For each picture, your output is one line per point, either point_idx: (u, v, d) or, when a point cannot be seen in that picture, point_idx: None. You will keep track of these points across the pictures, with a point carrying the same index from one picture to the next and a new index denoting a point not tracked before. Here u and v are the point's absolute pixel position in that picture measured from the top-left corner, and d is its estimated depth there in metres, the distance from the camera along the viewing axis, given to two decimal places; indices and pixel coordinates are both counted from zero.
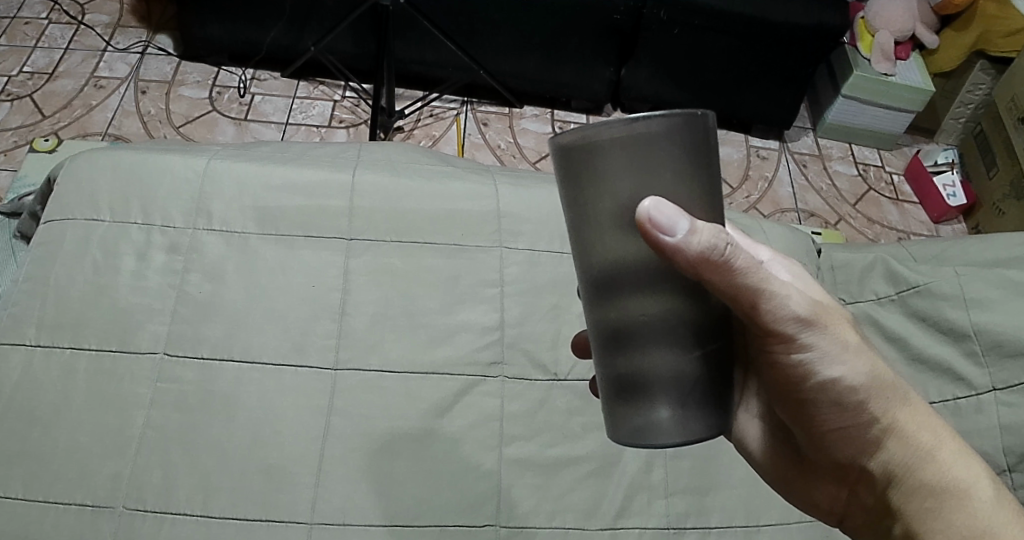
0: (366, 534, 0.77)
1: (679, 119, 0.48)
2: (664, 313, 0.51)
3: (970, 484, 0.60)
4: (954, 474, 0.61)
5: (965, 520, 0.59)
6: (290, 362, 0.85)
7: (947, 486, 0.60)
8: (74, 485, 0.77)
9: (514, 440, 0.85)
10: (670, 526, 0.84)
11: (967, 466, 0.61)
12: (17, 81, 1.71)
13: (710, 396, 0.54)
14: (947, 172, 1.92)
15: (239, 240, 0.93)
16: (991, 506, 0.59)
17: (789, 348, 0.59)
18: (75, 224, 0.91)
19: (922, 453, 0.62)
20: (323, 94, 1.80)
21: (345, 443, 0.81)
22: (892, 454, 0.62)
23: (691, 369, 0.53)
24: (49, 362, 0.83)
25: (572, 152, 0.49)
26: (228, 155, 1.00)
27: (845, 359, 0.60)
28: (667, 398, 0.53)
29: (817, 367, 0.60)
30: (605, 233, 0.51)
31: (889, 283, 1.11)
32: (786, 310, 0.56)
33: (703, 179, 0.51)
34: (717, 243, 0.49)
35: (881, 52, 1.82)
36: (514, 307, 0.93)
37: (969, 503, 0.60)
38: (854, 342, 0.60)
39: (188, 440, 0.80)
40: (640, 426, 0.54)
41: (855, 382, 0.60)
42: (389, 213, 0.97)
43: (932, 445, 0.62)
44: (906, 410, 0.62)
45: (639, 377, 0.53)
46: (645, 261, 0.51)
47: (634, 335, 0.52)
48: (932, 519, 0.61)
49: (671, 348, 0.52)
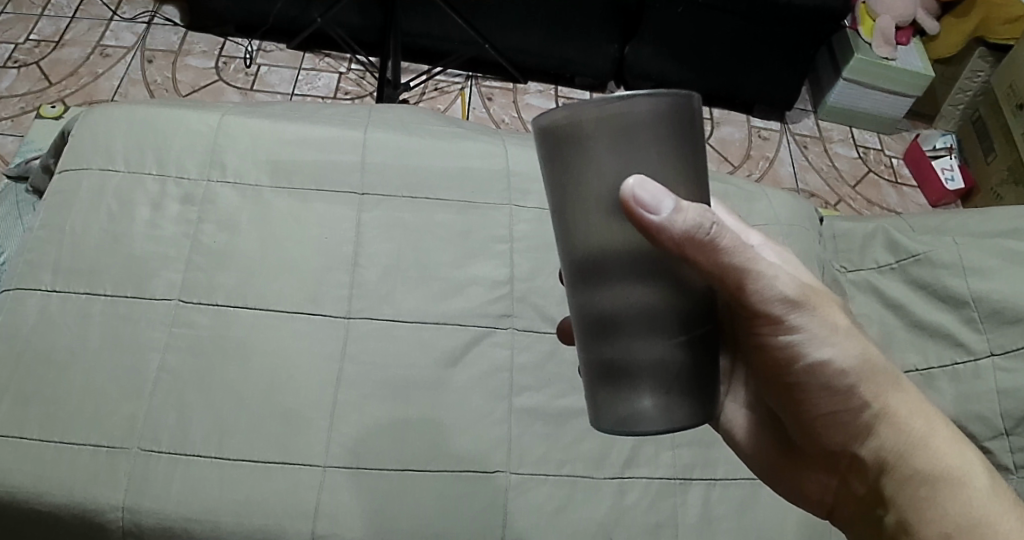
0: (381, 477, 0.78)
1: (664, 98, 0.47)
2: (648, 299, 0.49)
3: (964, 471, 0.56)
4: (948, 462, 0.56)
5: (961, 510, 0.54)
6: (304, 311, 0.86)
7: (939, 474, 0.56)
8: (89, 427, 0.77)
9: (525, 390, 0.86)
10: (677, 477, 0.85)
11: (964, 455, 0.57)
12: (23, 48, 1.71)
13: (696, 385, 0.52)
14: (946, 157, 1.93)
15: (252, 192, 0.94)
16: (990, 497, 0.54)
17: (775, 330, 0.57)
18: (91, 173, 0.92)
19: (917, 441, 0.57)
20: (328, 66, 1.81)
21: (358, 390, 0.83)
22: (883, 441, 0.59)
23: (677, 358, 0.50)
24: (64, 307, 0.83)
25: (556, 132, 0.47)
26: (241, 112, 1.01)
27: (835, 341, 0.57)
28: (651, 387, 0.51)
29: (805, 349, 0.57)
30: (590, 216, 0.49)
31: (890, 252, 1.12)
32: (772, 290, 0.54)
33: (688, 158, 0.49)
34: (702, 220, 0.47)
35: (881, 36, 1.84)
36: (525, 262, 0.95)
37: (964, 491, 0.55)
38: (843, 324, 0.58)
39: (202, 383, 0.80)
40: (624, 416, 0.51)
41: (846, 364, 0.57)
42: (402, 169, 0.99)
43: (924, 432, 0.58)
44: (897, 395, 0.59)
45: (622, 366, 0.51)
46: (630, 243, 0.49)
47: (618, 321, 0.50)
48: (927, 507, 0.56)
49: (655, 336, 0.50)
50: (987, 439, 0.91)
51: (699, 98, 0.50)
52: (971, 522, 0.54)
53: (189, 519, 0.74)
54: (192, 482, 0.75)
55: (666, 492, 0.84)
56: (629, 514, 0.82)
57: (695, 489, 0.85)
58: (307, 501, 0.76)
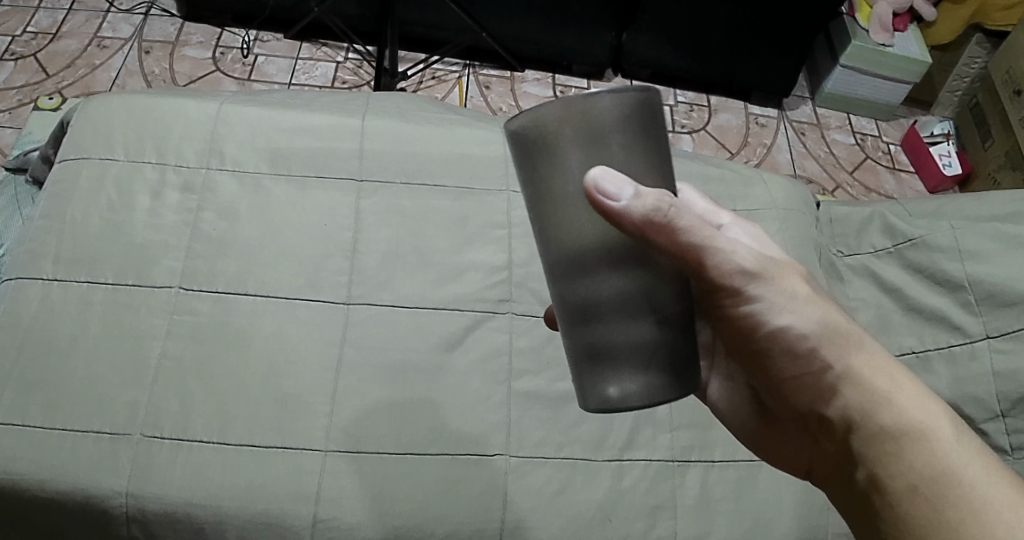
0: (379, 461, 0.79)
1: (626, 94, 0.48)
2: (620, 284, 0.50)
3: (930, 428, 0.53)
4: (911, 420, 0.54)
5: (923, 465, 0.52)
6: (304, 296, 0.87)
7: (903, 432, 0.53)
8: (91, 413, 0.77)
9: (523, 374, 0.87)
10: (675, 459, 0.86)
11: (929, 413, 0.54)
12: (20, 41, 1.71)
13: (678, 366, 0.52)
14: (944, 143, 1.92)
15: (252, 180, 0.94)
16: (955, 448, 0.52)
17: (735, 300, 0.55)
18: (90, 162, 0.93)
19: (881, 399, 0.55)
20: (325, 55, 1.81)
21: (358, 375, 0.83)
22: (848, 402, 0.56)
23: (655, 339, 0.51)
24: (66, 295, 0.84)
25: (524, 135, 0.49)
26: (240, 100, 1.02)
27: (794, 308, 0.55)
28: (631, 369, 0.51)
29: (765, 317, 0.55)
30: (558, 209, 0.49)
31: (886, 236, 1.13)
32: (731, 262, 0.52)
33: (653, 147, 0.49)
34: (664, 206, 0.47)
35: (879, 23, 1.84)
36: (523, 248, 0.96)
37: (930, 450, 0.52)
38: (802, 292, 0.56)
39: (203, 370, 0.81)
40: (606, 402, 0.52)
41: (805, 330, 0.55)
42: (400, 157, 0.99)
43: (890, 391, 0.55)
44: (859, 355, 0.56)
45: (601, 352, 0.51)
46: (598, 231, 0.49)
47: (593, 309, 0.50)
48: (890, 462, 0.53)
49: (629, 319, 0.50)
50: (983, 421, 0.93)
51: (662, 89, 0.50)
52: (936, 476, 0.51)
53: (192, 504, 0.74)
54: (194, 468, 0.76)
55: (664, 474, 0.85)
56: (628, 496, 0.82)
57: (694, 471, 0.86)
58: (308, 485, 0.77)
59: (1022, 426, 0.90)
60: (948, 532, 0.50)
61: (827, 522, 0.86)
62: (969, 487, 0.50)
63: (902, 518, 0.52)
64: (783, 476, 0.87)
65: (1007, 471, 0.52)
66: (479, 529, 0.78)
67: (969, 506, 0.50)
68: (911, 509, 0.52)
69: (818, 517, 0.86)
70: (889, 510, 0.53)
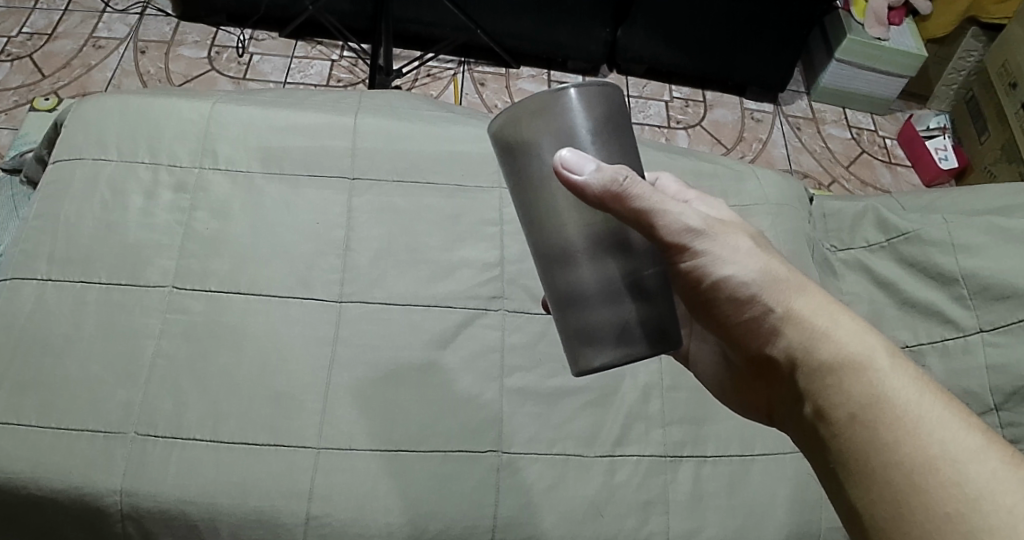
0: (372, 458, 0.79)
1: (589, 89, 0.55)
2: (597, 261, 0.57)
3: (866, 355, 0.54)
4: (848, 349, 0.54)
5: (859, 391, 0.52)
6: (297, 295, 0.87)
7: (839, 361, 0.54)
8: (85, 412, 0.78)
9: (515, 371, 0.88)
10: (668, 454, 0.86)
11: (866, 342, 0.54)
12: (16, 42, 1.71)
13: (655, 337, 0.58)
14: (940, 136, 1.94)
15: (244, 179, 0.95)
16: (891, 373, 0.52)
17: (682, 257, 0.58)
18: (84, 163, 0.93)
19: (821, 335, 0.56)
20: (320, 54, 1.81)
21: (351, 372, 0.84)
22: (790, 340, 0.57)
23: (632, 311, 0.57)
24: (60, 295, 0.84)
25: (503, 133, 0.57)
26: (232, 100, 1.02)
27: (737, 259, 0.58)
28: (612, 337, 0.58)
29: (709, 269, 0.58)
30: (540, 198, 0.57)
31: (879, 230, 1.13)
32: (680, 221, 0.56)
33: (616, 136, 0.57)
34: (622, 177, 0.53)
35: (875, 17, 1.85)
36: (515, 245, 0.96)
37: (866, 375, 0.53)
38: (745, 246, 0.59)
39: (197, 369, 0.81)
40: (593, 366, 0.58)
41: (747, 277, 0.58)
42: (392, 155, 0.99)
43: (827, 324, 0.56)
44: (800, 296, 0.58)
45: (584, 321, 0.58)
46: (575, 215, 0.56)
47: (574, 282, 0.57)
48: (831, 392, 0.54)
49: (606, 294, 0.57)
50: (978, 414, 0.93)
51: (623, 90, 0.58)
52: (872, 400, 0.51)
53: (186, 502, 0.75)
54: (188, 465, 0.76)
55: (656, 470, 0.85)
56: (620, 492, 0.83)
57: (686, 466, 0.86)
58: (301, 482, 0.77)
59: (1015, 419, 0.90)
60: (884, 451, 0.49)
61: (820, 516, 0.86)
62: (904, 407, 0.50)
63: (844, 445, 0.52)
64: (775, 471, 0.87)
65: (947, 396, 0.52)
66: (472, 525, 0.78)
67: (904, 425, 0.50)
68: (851, 435, 0.52)
69: (811, 512, 0.86)
70: (833, 439, 0.53)
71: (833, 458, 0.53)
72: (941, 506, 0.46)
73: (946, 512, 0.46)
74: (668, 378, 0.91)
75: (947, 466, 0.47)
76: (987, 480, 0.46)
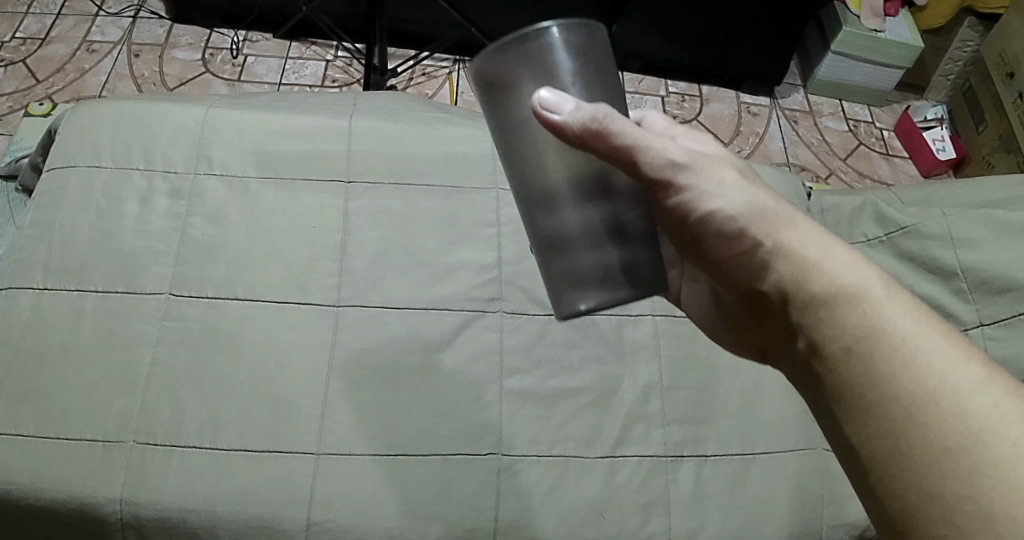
0: (372, 462, 0.79)
1: (567, 31, 0.55)
2: (580, 207, 0.58)
3: (860, 287, 0.52)
4: (841, 281, 0.53)
5: (854, 322, 0.51)
6: (294, 300, 0.87)
7: (833, 293, 0.53)
8: (83, 422, 0.78)
9: (514, 372, 0.87)
10: (668, 454, 0.86)
11: (859, 272, 0.53)
12: (9, 47, 1.70)
13: (640, 283, 0.60)
14: (937, 128, 1.93)
15: (240, 184, 0.94)
16: (887, 303, 0.51)
17: (667, 192, 0.59)
18: (78, 171, 0.93)
19: (811, 266, 0.54)
20: (315, 54, 1.81)
21: (350, 377, 0.83)
22: (781, 274, 0.56)
23: (614, 255, 0.59)
24: (56, 304, 0.84)
25: (484, 76, 0.57)
26: (227, 104, 1.02)
27: (722, 193, 0.58)
28: (595, 283, 0.59)
29: (695, 203, 0.59)
30: (524, 147, 0.58)
31: (878, 224, 1.11)
32: (661, 158, 0.56)
33: (597, 78, 0.58)
34: (599, 117, 0.54)
35: (870, 9, 1.84)
36: (512, 245, 0.96)
37: (860, 306, 0.51)
38: (731, 179, 0.59)
39: (195, 376, 0.81)
40: (576, 312, 0.61)
41: (733, 211, 0.58)
42: (387, 157, 0.99)
43: (818, 256, 0.55)
44: (790, 229, 0.57)
45: (568, 268, 0.60)
46: (558, 162, 0.58)
47: (556, 228, 0.59)
48: (824, 326, 0.53)
49: (589, 239, 0.58)
50: None
51: (606, 30, 0.58)
52: (866, 332, 0.50)
53: (186, 509, 0.75)
54: (188, 473, 0.76)
55: (657, 470, 0.85)
56: (621, 493, 0.83)
57: (687, 465, 0.86)
58: (301, 488, 0.77)
59: None
60: (882, 385, 0.48)
61: (823, 514, 0.86)
62: (900, 341, 0.49)
63: (839, 379, 0.51)
64: (776, 469, 0.87)
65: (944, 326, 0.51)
66: (474, 528, 0.78)
67: (899, 359, 0.49)
68: (844, 368, 0.51)
69: (812, 510, 0.85)
70: (826, 373, 0.52)
71: (826, 392, 0.52)
72: (940, 440, 0.45)
73: (945, 446, 0.45)
74: (667, 377, 0.91)
75: (947, 399, 0.46)
76: (987, 414, 0.45)
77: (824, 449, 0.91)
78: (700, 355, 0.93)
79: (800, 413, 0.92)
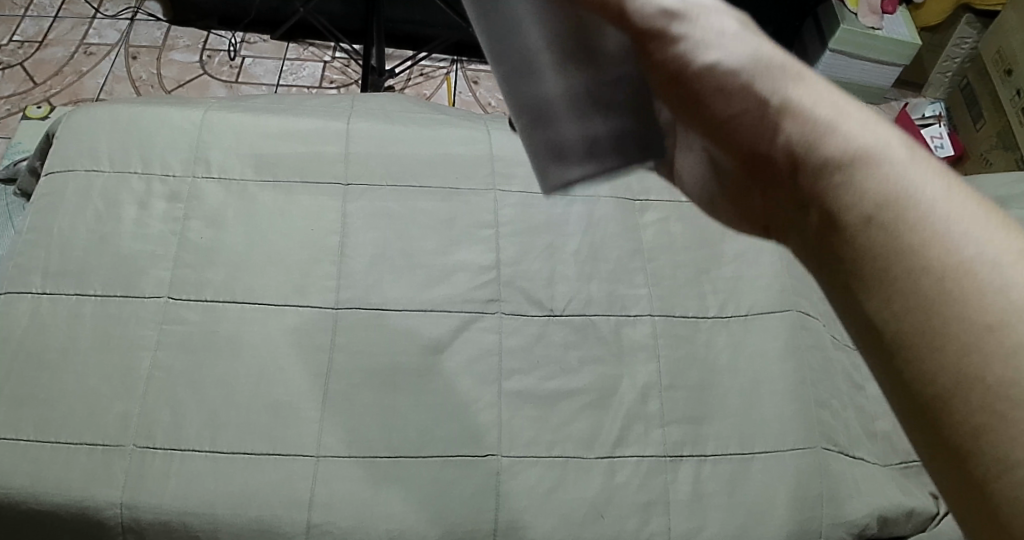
0: (372, 464, 0.79)
1: None
2: (563, 69, 0.55)
3: (882, 143, 0.41)
4: (861, 136, 0.42)
5: (876, 185, 0.40)
6: (293, 303, 0.87)
7: (856, 149, 0.41)
8: (83, 426, 0.78)
9: (513, 373, 0.87)
10: (667, 454, 0.86)
11: (882, 128, 0.42)
12: (7, 50, 1.70)
13: (635, 149, 0.57)
14: (935, 125, 1.93)
15: (238, 187, 0.94)
16: (911, 165, 0.40)
17: (659, 43, 0.48)
18: (76, 175, 0.93)
19: (827, 120, 0.43)
20: (312, 55, 1.81)
21: (349, 379, 0.84)
22: (787, 132, 0.44)
23: (599, 126, 0.56)
24: (55, 309, 0.84)
25: None
26: (224, 107, 1.02)
27: (719, 38, 0.47)
28: (580, 157, 0.57)
29: (690, 53, 0.47)
30: (499, 11, 0.54)
31: None
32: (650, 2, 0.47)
33: None
34: None
35: (868, 7, 1.84)
36: (510, 247, 0.96)
37: (884, 167, 0.40)
38: (731, 24, 0.47)
39: (194, 379, 0.81)
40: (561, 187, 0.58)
41: (734, 60, 0.46)
42: (385, 159, 0.99)
43: (833, 110, 0.43)
44: (800, 82, 0.45)
45: (552, 139, 0.57)
46: (536, 19, 0.53)
47: (539, 95, 0.56)
48: (839, 191, 0.41)
49: (574, 108, 0.56)
50: None
51: None
52: (892, 197, 0.40)
53: (186, 513, 0.75)
54: (188, 477, 0.76)
55: (657, 470, 0.85)
56: (620, 493, 0.83)
57: (686, 465, 0.86)
58: (301, 491, 0.77)
59: None
60: (906, 256, 0.38)
61: (822, 513, 0.86)
62: (932, 206, 0.39)
63: (861, 253, 0.40)
64: (775, 468, 0.87)
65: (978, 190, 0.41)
66: (474, 529, 0.78)
67: (931, 224, 0.38)
68: (865, 240, 0.40)
69: (812, 508, 0.85)
70: (841, 248, 0.41)
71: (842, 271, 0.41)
72: (980, 317, 0.35)
73: (987, 325, 0.35)
74: (666, 377, 0.91)
75: (988, 272, 0.36)
76: None
77: (824, 448, 0.90)
78: (698, 355, 0.93)
79: (799, 409, 0.91)
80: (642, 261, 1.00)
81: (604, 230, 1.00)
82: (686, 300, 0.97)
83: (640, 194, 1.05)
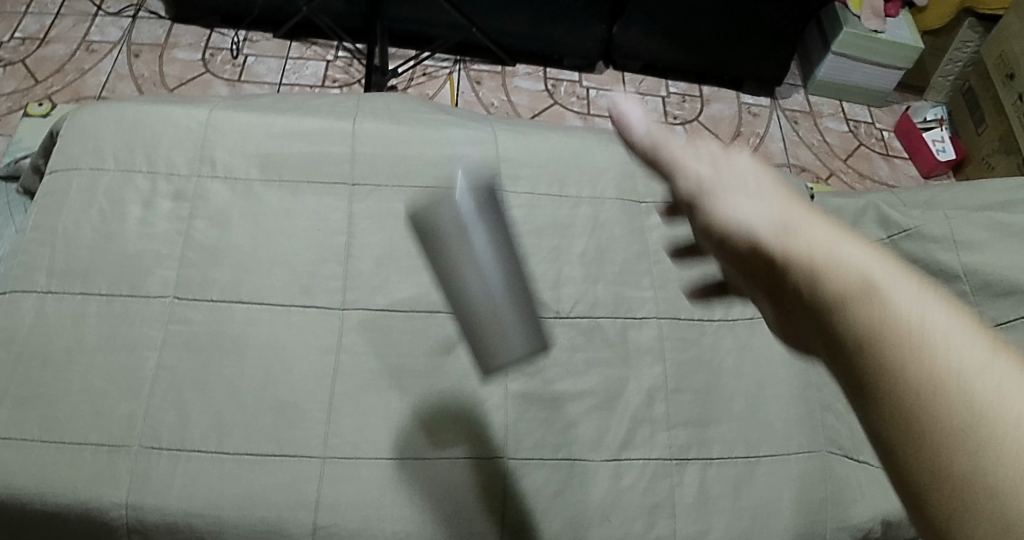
0: (378, 466, 0.79)
1: None
2: None
3: (867, 267, 0.46)
4: (846, 260, 0.47)
5: (866, 318, 0.44)
6: (298, 303, 0.87)
7: (847, 281, 0.46)
8: (88, 426, 0.77)
9: (519, 375, 0.87)
10: (673, 457, 0.86)
11: (860, 253, 0.47)
12: (8, 47, 1.70)
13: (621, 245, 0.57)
14: (937, 128, 1.93)
15: (243, 186, 0.94)
16: (898, 287, 0.44)
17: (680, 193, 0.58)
18: (81, 173, 0.93)
19: (815, 250, 0.48)
20: (315, 54, 1.80)
21: (356, 380, 0.83)
22: (787, 262, 0.50)
23: None
24: (60, 308, 0.83)
25: None
26: (229, 106, 1.01)
27: (749, 194, 0.54)
28: None
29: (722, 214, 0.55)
30: None
31: (881, 226, 1.10)
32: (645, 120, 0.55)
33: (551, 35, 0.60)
34: None
35: (870, 9, 1.83)
36: None
37: (881, 300, 0.44)
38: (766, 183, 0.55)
39: (200, 380, 0.81)
40: None
41: (745, 209, 0.53)
42: (391, 160, 0.99)
43: (822, 240, 0.49)
44: (803, 218, 0.51)
45: None
46: None
47: None
48: (839, 320, 0.45)
49: None
50: None
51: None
52: (880, 329, 0.43)
53: (192, 514, 0.75)
54: (194, 477, 0.76)
55: (663, 473, 0.85)
56: (626, 496, 0.83)
57: (692, 468, 0.86)
58: (307, 493, 0.77)
59: None
60: (888, 372, 0.42)
61: (828, 516, 0.86)
62: (918, 327, 0.42)
63: (857, 374, 0.44)
64: (781, 472, 0.87)
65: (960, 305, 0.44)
66: (480, 532, 0.78)
67: (908, 335, 0.42)
68: (859, 365, 0.44)
69: (817, 512, 0.85)
70: (847, 369, 0.44)
71: (847, 384, 0.45)
72: (952, 424, 0.39)
73: (952, 430, 0.39)
74: (672, 380, 0.91)
75: (957, 384, 0.40)
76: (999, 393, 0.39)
77: (830, 451, 0.89)
78: (704, 358, 0.93)
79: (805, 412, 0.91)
80: (648, 264, 0.99)
81: (610, 232, 1.00)
82: (692, 302, 0.97)
83: (646, 196, 1.05)
